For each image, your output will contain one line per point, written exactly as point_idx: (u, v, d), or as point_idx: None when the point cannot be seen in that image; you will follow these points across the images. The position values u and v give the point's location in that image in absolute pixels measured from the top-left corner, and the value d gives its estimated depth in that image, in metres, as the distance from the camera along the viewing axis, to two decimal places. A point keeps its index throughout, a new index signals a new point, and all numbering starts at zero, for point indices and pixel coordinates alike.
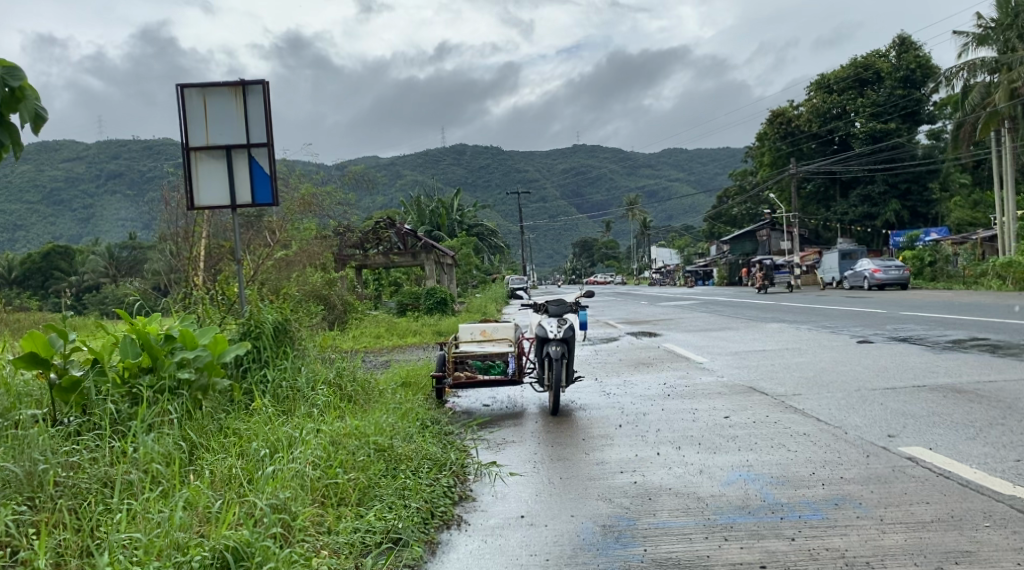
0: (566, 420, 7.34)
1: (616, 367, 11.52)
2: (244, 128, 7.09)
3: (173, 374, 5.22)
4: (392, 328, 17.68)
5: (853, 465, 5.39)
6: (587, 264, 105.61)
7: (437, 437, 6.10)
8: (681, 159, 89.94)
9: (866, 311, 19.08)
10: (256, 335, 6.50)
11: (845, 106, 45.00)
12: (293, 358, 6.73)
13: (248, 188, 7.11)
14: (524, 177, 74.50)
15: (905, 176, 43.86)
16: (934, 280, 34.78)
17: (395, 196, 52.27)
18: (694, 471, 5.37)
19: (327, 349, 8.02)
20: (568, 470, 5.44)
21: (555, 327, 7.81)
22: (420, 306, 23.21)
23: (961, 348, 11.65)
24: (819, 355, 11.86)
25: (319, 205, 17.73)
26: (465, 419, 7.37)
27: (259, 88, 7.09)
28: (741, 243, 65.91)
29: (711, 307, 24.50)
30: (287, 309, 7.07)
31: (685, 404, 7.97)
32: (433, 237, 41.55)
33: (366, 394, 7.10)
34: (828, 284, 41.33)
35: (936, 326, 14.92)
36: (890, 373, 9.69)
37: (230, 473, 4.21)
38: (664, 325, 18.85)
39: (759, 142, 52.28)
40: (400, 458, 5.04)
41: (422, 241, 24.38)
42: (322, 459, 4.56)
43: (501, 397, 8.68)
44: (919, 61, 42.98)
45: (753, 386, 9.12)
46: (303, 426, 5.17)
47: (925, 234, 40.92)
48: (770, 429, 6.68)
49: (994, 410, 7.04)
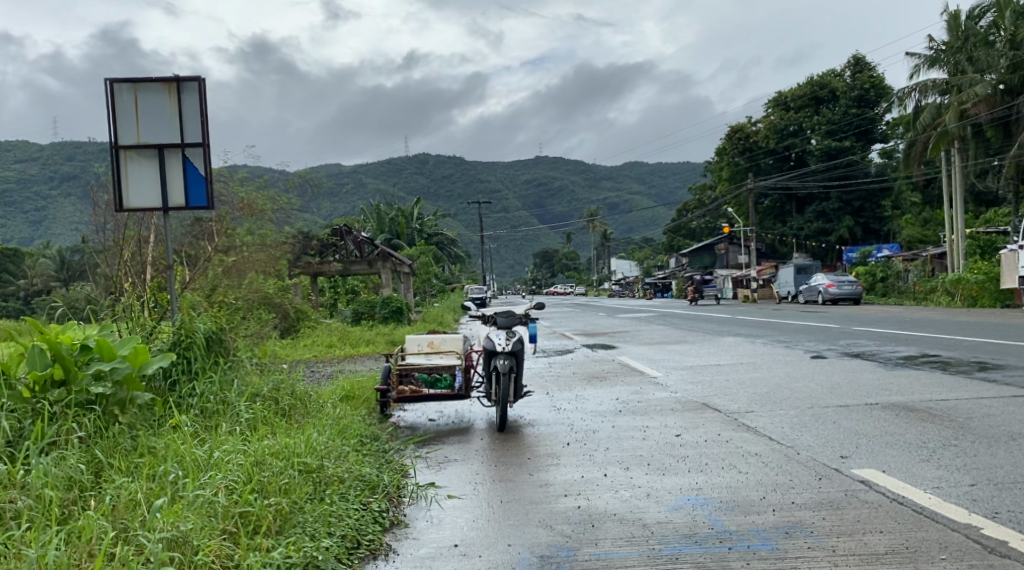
0: (513, 437, 7.08)
1: (570, 380, 11.26)
2: (178, 128, 6.73)
3: (86, 389, 4.85)
4: (344, 338, 17.25)
5: (806, 489, 5.21)
6: (548, 275, 105.62)
7: (374, 456, 5.80)
8: (641, 172, 90.52)
9: (820, 326, 19.12)
10: (185, 346, 6.15)
11: (802, 123, 45.50)
12: (226, 369, 6.37)
13: (181, 191, 6.76)
14: (486, 187, 74.35)
15: (859, 194, 44.55)
16: (885, 295, 35.30)
17: (354, 203, 51.66)
18: (642, 495, 5.13)
19: (268, 358, 7.65)
20: (509, 493, 5.17)
21: (504, 340, 7.55)
22: (375, 316, 22.75)
23: (913, 365, 11.63)
24: (773, 370, 11.74)
25: (274, 211, 17.15)
26: (407, 436, 7.05)
27: (195, 85, 6.75)
28: (699, 256, 66.36)
29: (669, 320, 24.44)
30: (222, 317, 6.72)
31: (636, 421, 7.76)
32: (392, 245, 41.12)
33: (303, 408, 6.74)
34: (783, 299, 41.77)
35: (889, 342, 14.96)
36: (844, 390, 9.57)
37: (131, 499, 3.90)
38: (621, 337, 18.67)
39: (718, 157, 52.68)
40: (328, 481, 4.72)
41: (379, 249, 23.85)
42: (239, 487, 4.24)
43: (447, 411, 8.39)
44: (873, 80, 43.84)
45: (707, 402, 8.96)
46: (224, 447, 4.83)
47: (877, 251, 41.50)
48: (721, 449, 6.49)
49: (946, 431, 6.92)
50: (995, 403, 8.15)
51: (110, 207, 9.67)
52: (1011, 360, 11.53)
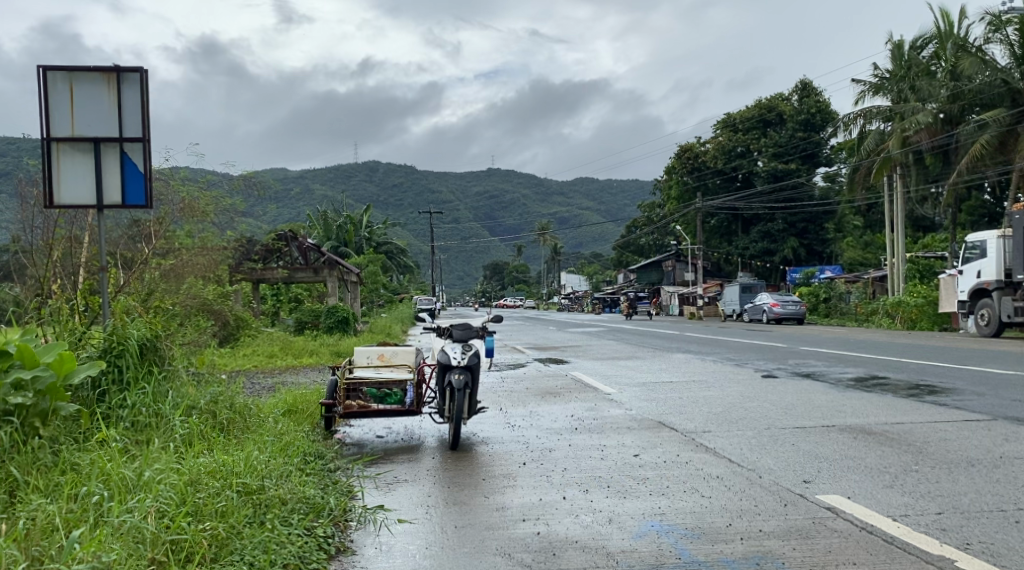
0: (466, 455, 6.79)
1: (523, 396, 10.96)
2: (117, 122, 6.35)
3: (4, 398, 4.45)
4: (286, 348, 16.73)
5: (772, 516, 5.02)
6: (498, 287, 105.30)
7: (318, 476, 5.45)
8: (592, 189, 90.84)
9: (767, 345, 19.14)
10: (117, 354, 5.77)
11: (749, 145, 46.10)
12: (160, 380, 5.96)
13: (118, 188, 6.37)
14: (436, 198, 74.00)
15: (804, 216, 45.34)
16: (827, 315, 35.81)
17: (302, 209, 50.90)
18: (603, 520, 4.88)
19: (206, 368, 7.26)
20: (463, 518, 4.87)
21: (459, 354, 7.25)
22: (319, 325, 22.22)
23: (863, 387, 11.59)
24: (725, 389, 11.61)
25: (217, 212, 16.46)
26: (354, 454, 6.71)
27: (137, 77, 6.38)
28: (647, 272, 66.79)
29: (618, 335, 24.26)
30: (160, 323, 6.33)
31: (594, 439, 7.53)
32: (339, 253, 40.52)
33: (243, 423, 6.36)
34: (728, 316, 42.17)
35: (837, 362, 14.97)
36: (798, 411, 9.45)
37: (47, 525, 3.54)
38: (571, 352, 18.45)
39: (668, 175, 53.06)
40: (268, 503, 4.38)
41: (325, 256, 23.26)
42: (170, 511, 3.89)
43: (396, 428, 8.06)
44: (819, 105, 44.65)
45: (663, 421, 8.76)
46: (154, 465, 4.45)
47: (820, 272, 42.19)
48: (681, 471, 6.28)
49: (906, 456, 6.82)
50: (950, 428, 8.08)
51: (38, 204, 9.13)
52: (958, 384, 11.54)
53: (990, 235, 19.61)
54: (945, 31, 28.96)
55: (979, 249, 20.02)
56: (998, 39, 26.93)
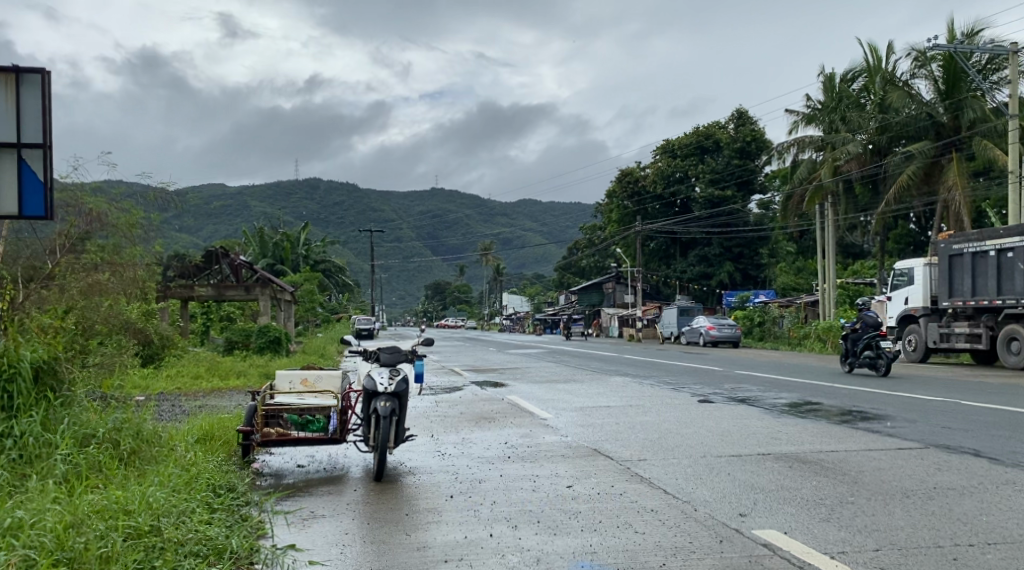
0: (391, 486, 6.46)
1: (456, 421, 10.64)
2: (15, 127, 6.21)
3: None
4: (213, 368, 16.16)
5: (707, 554, 4.81)
6: (439, 307, 104.28)
7: (227, 512, 5.07)
8: (535, 211, 90.84)
9: (704, 368, 19.13)
10: (8, 377, 5.35)
11: (687, 171, 46.55)
12: (57, 407, 5.55)
13: (15, 197, 6.20)
14: (378, 218, 73.29)
15: (738, 241, 46.11)
16: (761, 339, 36.26)
17: (237, 226, 49.77)
18: (530, 560, 4.61)
19: (115, 391, 6.83)
20: (381, 558, 4.55)
21: (387, 380, 6.92)
22: (250, 345, 21.54)
23: (797, 413, 11.54)
24: (662, 414, 11.43)
25: (141, 227, 15.77)
26: (271, 487, 6.32)
27: (37, 78, 6.25)
28: (588, 294, 66.90)
29: (558, 357, 24.05)
30: (59, 344, 5.92)
31: (526, 469, 7.26)
32: (275, 270, 39.67)
33: (150, 450, 5.95)
34: (666, 339, 42.43)
35: (772, 387, 14.97)
36: (734, 438, 9.35)
37: None
38: (510, 374, 18.15)
39: (609, 199, 53.34)
40: (159, 544, 4.03)
41: (258, 274, 22.51)
42: (37, 561, 3.59)
43: (319, 456, 7.70)
44: (754, 134, 45.42)
45: (598, 448, 8.54)
46: (22, 511, 4.07)
47: (755, 296, 42.81)
48: (616, 503, 6.06)
49: (842, 486, 6.70)
50: (883, 457, 8.01)
51: None
52: (890, 411, 11.56)
53: (916, 262, 20.01)
54: (873, 65, 29.47)
55: (908, 275, 20.30)
56: (923, 74, 27.66)
